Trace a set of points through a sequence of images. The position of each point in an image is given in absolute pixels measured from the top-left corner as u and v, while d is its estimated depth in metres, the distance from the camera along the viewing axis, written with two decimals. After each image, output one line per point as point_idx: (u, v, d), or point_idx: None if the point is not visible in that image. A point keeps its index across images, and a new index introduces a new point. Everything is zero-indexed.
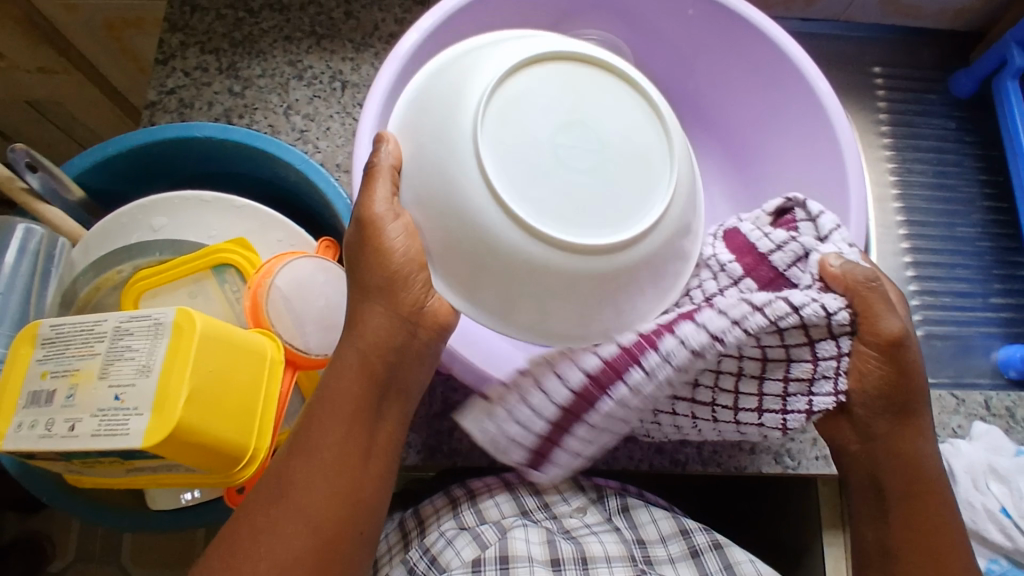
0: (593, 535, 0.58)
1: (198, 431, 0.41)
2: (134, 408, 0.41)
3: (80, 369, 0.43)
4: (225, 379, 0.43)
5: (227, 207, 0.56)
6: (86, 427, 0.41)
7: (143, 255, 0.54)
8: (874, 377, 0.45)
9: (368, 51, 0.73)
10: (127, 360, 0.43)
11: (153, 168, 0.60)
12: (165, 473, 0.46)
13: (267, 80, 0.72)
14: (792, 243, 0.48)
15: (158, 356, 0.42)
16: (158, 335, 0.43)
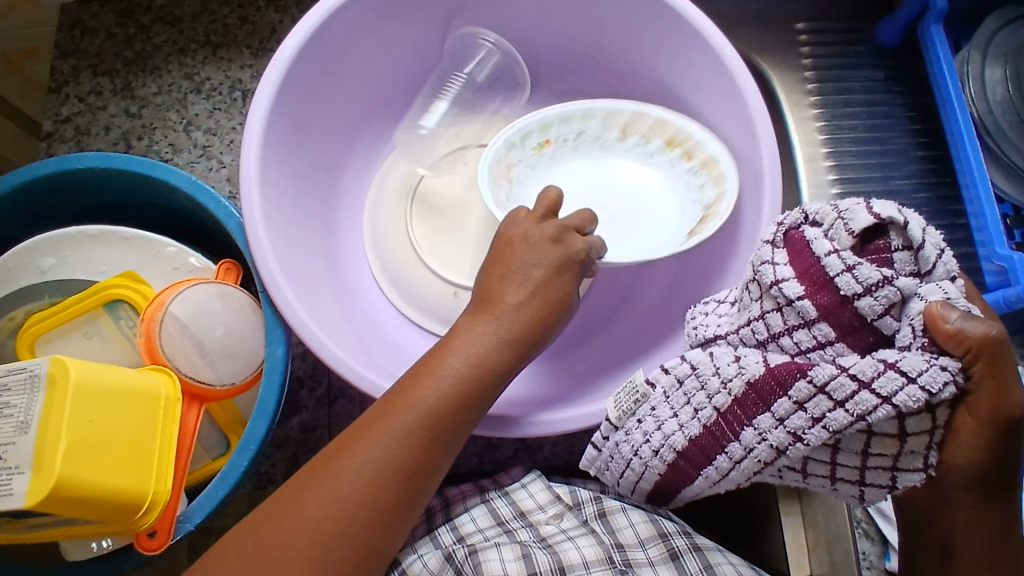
0: (569, 540, 0.54)
1: (82, 484, 0.40)
2: (15, 468, 0.39)
3: None
4: (111, 426, 0.42)
5: (116, 239, 0.53)
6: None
7: (33, 300, 0.52)
8: (975, 449, 0.39)
9: (267, 56, 0.70)
10: (5, 417, 0.40)
11: (42, 205, 0.58)
12: (67, 526, 0.44)
13: (164, 97, 0.69)
14: (872, 283, 0.37)
15: (36, 411, 0.40)
16: (36, 387, 0.41)
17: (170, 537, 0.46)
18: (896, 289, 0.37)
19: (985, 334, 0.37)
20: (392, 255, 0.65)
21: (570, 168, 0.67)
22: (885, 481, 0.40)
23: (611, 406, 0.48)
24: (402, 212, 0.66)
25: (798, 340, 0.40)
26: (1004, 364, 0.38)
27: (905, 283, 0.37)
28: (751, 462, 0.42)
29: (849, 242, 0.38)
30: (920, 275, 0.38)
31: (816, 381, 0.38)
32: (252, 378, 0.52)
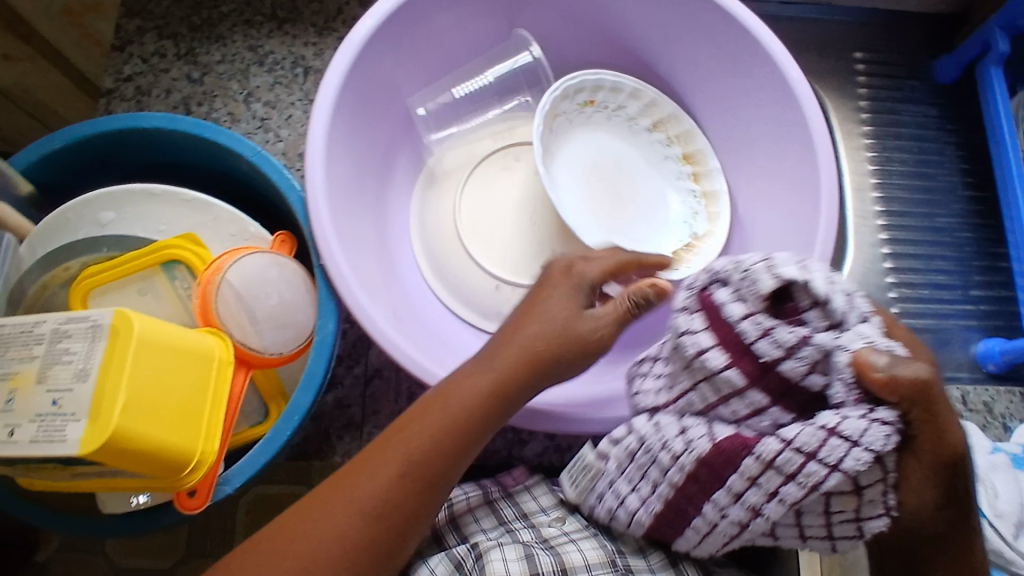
0: (572, 543, 0.52)
1: (135, 437, 0.39)
2: (72, 415, 0.39)
3: (19, 373, 0.41)
4: (164, 380, 0.42)
5: (176, 200, 0.53)
6: (24, 431, 0.40)
7: (90, 252, 0.52)
8: (932, 492, 0.39)
9: (331, 35, 0.71)
10: (65, 364, 0.40)
11: (103, 160, 0.58)
12: (106, 478, 0.44)
13: (227, 66, 0.70)
14: (800, 346, 0.39)
15: (95, 360, 0.40)
16: (97, 336, 0.41)
17: (206, 499, 0.46)
18: (813, 347, 0.39)
19: (913, 381, 0.37)
20: (438, 243, 0.64)
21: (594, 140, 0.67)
22: (852, 533, 0.41)
23: (571, 484, 0.54)
24: (452, 197, 0.65)
25: (734, 407, 0.42)
26: (941, 411, 0.38)
27: (823, 336, 0.39)
28: (726, 529, 0.44)
29: (754, 305, 0.39)
30: (835, 326, 0.39)
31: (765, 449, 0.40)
32: (298, 350, 0.53)
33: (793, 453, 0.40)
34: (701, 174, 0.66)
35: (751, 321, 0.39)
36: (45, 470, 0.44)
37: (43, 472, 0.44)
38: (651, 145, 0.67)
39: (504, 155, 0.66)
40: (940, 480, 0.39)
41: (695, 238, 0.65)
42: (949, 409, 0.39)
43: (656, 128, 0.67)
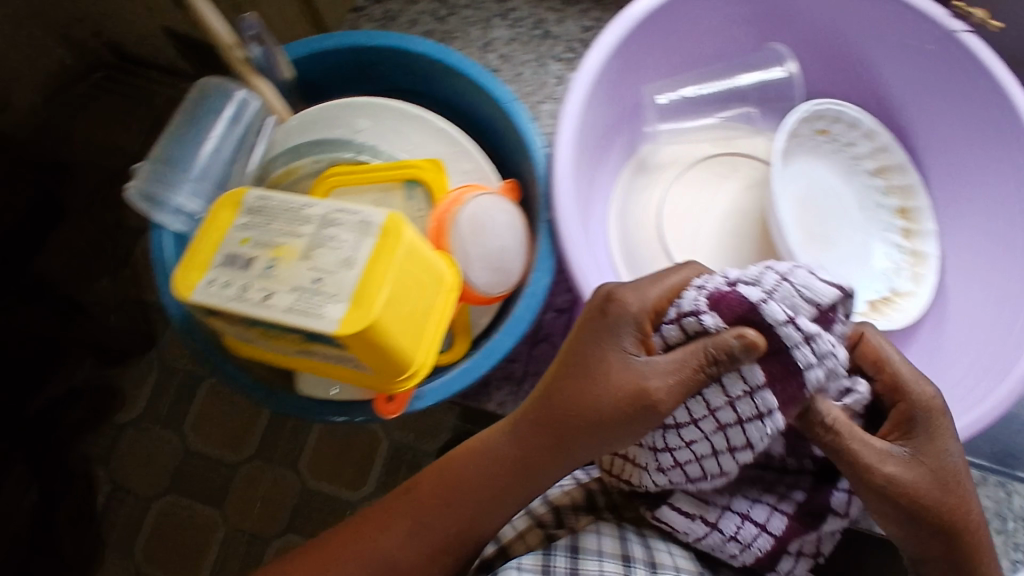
0: (663, 542, 0.51)
1: (384, 331, 0.42)
2: (333, 296, 0.41)
3: (283, 245, 0.44)
4: (411, 287, 0.44)
5: (427, 127, 0.56)
6: (283, 299, 0.42)
7: (339, 153, 0.55)
8: (885, 511, 0.44)
9: (575, 6, 0.71)
10: (332, 248, 0.43)
11: (358, 73, 0.61)
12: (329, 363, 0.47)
13: (472, 12, 0.71)
14: (825, 354, 0.42)
15: (363, 251, 0.42)
16: (367, 231, 0.43)
17: (403, 406, 0.49)
18: (837, 353, 0.43)
19: (827, 415, 0.43)
20: (638, 232, 0.64)
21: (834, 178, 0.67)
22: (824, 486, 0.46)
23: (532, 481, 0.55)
24: (662, 190, 0.66)
25: (743, 410, 0.42)
26: (845, 446, 0.43)
27: (840, 348, 0.43)
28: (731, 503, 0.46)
29: (808, 309, 0.43)
30: (840, 333, 0.46)
31: (758, 431, 0.42)
32: (501, 294, 0.54)
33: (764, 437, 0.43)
34: (913, 232, 0.66)
35: (796, 326, 0.41)
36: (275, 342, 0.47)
37: (273, 344, 0.47)
38: (868, 188, 0.67)
39: (721, 162, 0.66)
40: (895, 507, 0.43)
41: (894, 293, 0.64)
42: (856, 437, 0.44)
43: (879, 173, 0.67)
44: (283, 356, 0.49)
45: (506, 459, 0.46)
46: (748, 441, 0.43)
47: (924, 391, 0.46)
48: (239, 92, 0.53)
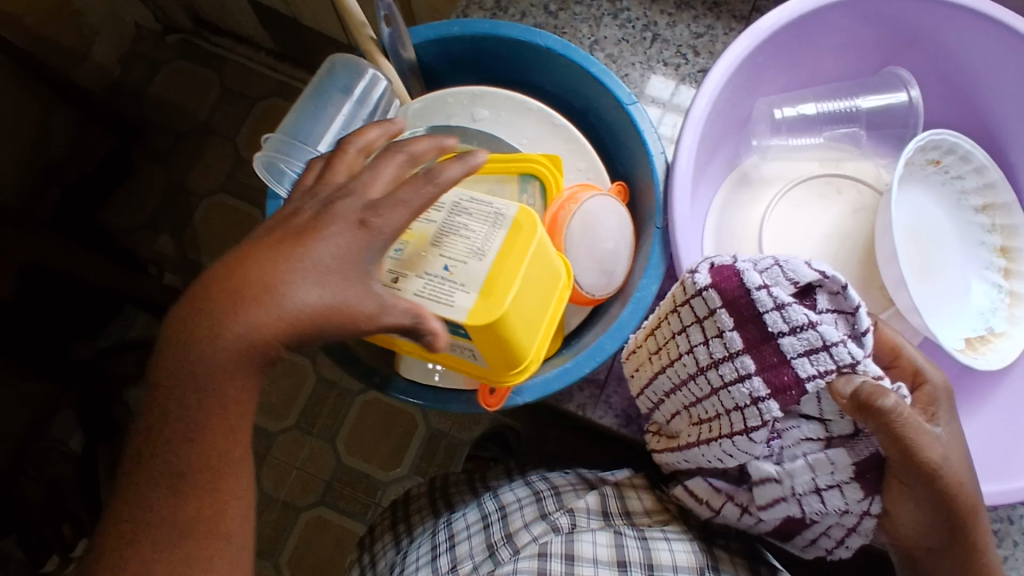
0: (666, 540, 0.54)
1: (506, 325, 0.42)
2: (462, 286, 0.41)
3: (412, 230, 0.44)
4: (535, 282, 0.44)
5: (546, 122, 0.56)
6: (415, 283, 0.42)
7: (458, 139, 0.55)
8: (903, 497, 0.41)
9: (688, 11, 0.70)
10: (463, 237, 0.43)
11: (476, 61, 0.61)
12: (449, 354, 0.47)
13: (583, 8, 0.71)
14: (801, 334, 0.40)
15: (494, 243, 0.42)
16: (498, 223, 0.43)
17: (504, 401, 0.50)
18: (818, 333, 0.40)
19: (891, 405, 0.38)
20: (734, 246, 0.63)
21: (931, 215, 0.66)
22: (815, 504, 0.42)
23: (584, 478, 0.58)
24: (764, 205, 0.65)
25: (722, 373, 0.43)
26: (909, 430, 0.38)
27: (830, 329, 0.40)
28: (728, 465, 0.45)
29: (789, 290, 0.41)
30: (857, 333, 0.41)
31: (738, 401, 0.43)
32: (604, 296, 0.55)
33: (749, 413, 0.42)
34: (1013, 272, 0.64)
35: (769, 292, 0.41)
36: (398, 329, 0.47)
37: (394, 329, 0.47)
38: (972, 224, 0.66)
39: (825, 182, 0.65)
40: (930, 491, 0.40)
41: (990, 333, 0.62)
42: (919, 427, 0.39)
43: (983, 209, 0.65)
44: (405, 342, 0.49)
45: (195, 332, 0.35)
46: (732, 409, 0.43)
47: (934, 377, 0.45)
48: (370, 70, 0.53)
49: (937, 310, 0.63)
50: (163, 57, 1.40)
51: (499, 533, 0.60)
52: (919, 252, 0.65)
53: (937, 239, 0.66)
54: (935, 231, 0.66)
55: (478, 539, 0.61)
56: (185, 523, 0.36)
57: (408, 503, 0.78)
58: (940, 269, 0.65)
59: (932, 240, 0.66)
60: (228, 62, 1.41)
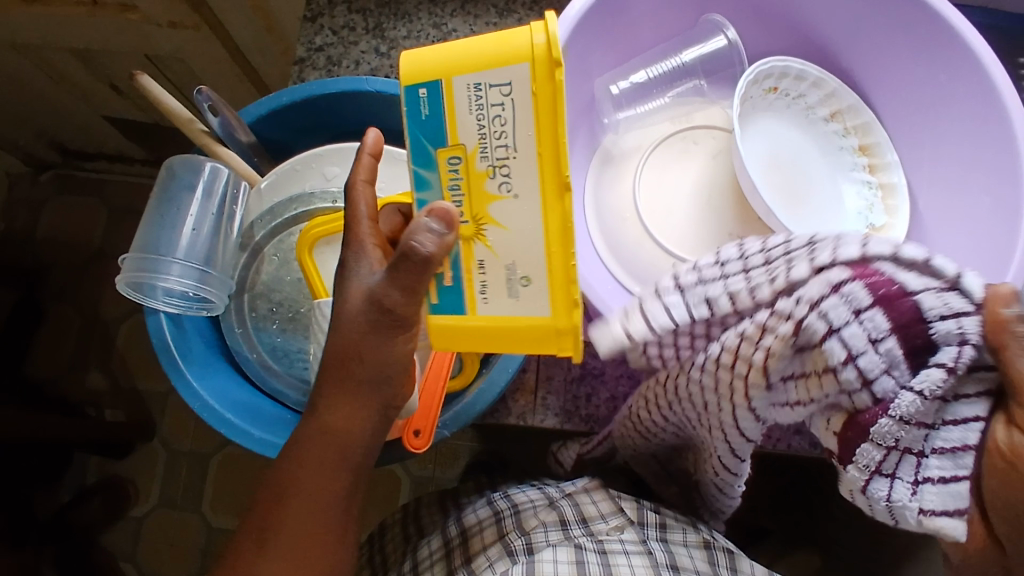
0: (624, 554, 0.55)
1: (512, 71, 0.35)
2: (507, 153, 0.36)
3: (465, 222, 0.38)
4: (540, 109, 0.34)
5: (398, 161, 0.57)
6: (517, 228, 0.37)
7: (319, 203, 0.55)
8: (998, 482, 0.35)
9: (511, 16, 0.73)
10: (482, 141, 0.36)
11: (318, 122, 0.61)
12: (563, 233, 0.36)
13: (412, 41, 0.73)
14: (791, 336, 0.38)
15: (462, 112, 0.36)
16: (492, 101, 0.35)
17: (430, 439, 0.50)
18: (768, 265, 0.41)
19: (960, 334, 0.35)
20: (618, 223, 0.65)
21: (793, 136, 0.69)
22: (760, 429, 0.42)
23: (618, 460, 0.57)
24: (631, 175, 0.67)
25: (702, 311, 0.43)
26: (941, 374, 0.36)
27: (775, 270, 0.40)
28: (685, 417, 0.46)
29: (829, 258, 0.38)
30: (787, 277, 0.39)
31: (749, 359, 0.40)
32: None
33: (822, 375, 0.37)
34: (877, 167, 0.67)
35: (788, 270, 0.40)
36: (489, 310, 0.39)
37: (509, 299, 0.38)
38: (827, 134, 0.69)
39: (682, 138, 0.68)
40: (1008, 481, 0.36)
41: (872, 230, 0.65)
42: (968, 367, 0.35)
43: (833, 117, 0.69)
44: (506, 341, 0.39)
45: (374, 384, 0.43)
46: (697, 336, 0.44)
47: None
48: (208, 163, 0.53)
49: (826, 223, 0.66)
50: (42, 198, 1.37)
51: (460, 557, 0.62)
52: (806, 175, 0.68)
53: (815, 158, 0.68)
54: (808, 151, 0.69)
55: (440, 566, 0.62)
56: (317, 539, 0.43)
57: (383, 534, 0.79)
58: (821, 184, 0.68)
59: (810, 160, 0.68)
60: (108, 184, 1.38)
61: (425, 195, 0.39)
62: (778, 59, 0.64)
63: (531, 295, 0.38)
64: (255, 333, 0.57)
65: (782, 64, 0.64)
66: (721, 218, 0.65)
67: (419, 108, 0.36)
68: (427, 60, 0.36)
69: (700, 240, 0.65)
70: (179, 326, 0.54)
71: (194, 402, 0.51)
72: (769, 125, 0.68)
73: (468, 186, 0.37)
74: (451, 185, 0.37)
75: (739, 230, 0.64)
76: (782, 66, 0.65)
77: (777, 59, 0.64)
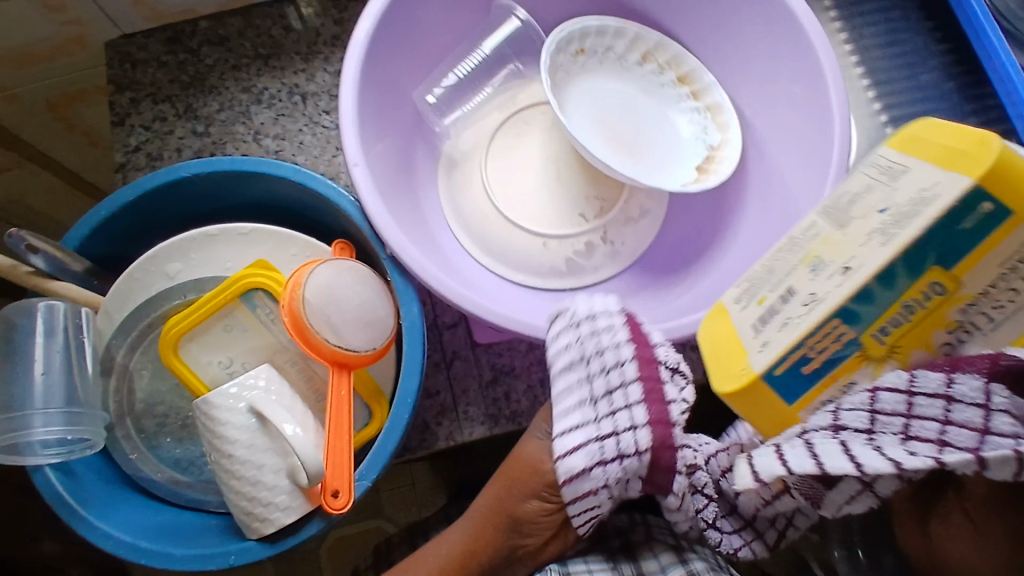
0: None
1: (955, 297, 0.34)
2: (821, 297, 0.36)
3: (814, 248, 0.38)
4: (951, 244, 0.32)
5: (235, 236, 0.55)
6: (824, 289, 0.36)
7: (167, 302, 0.54)
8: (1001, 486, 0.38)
9: (317, 58, 0.72)
10: (898, 224, 0.33)
11: (149, 223, 0.59)
12: (909, 338, 0.36)
13: (226, 112, 0.71)
14: (889, 394, 0.36)
15: (917, 222, 0.32)
16: (897, 161, 0.35)
17: (352, 494, 0.48)
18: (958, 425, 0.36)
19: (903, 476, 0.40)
20: (480, 222, 0.65)
21: (615, 86, 0.70)
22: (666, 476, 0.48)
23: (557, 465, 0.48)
24: (478, 172, 0.67)
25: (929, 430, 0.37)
26: None
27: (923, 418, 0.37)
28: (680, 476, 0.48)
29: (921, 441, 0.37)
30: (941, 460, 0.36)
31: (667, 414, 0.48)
32: (387, 341, 0.54)
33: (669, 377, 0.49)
34: (699, 91, 0.69)
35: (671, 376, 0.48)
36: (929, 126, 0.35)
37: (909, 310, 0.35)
38: (646, 77, 0.70)
39: (514, 122, 0.68)
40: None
41: (712, 149, 0.67)
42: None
43: (645, 59, 0.70)
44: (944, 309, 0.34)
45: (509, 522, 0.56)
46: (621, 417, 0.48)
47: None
48: (41, 303, 0.50)
49: (676, 155, 0.68)
50: None
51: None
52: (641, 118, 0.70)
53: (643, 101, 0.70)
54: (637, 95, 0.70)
55: None
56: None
57: None
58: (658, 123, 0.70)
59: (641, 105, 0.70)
60: None
61: (890, 290, 0.34)
62: (578, 22, 0.67)
63: (981, 268, 0.33)
64: (152, 453, 0.55)
65: (581, 22, 0.67)
66: (577, 184, 0.66)
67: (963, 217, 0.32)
68: (722, 350, 0.41)
69: (556, 212, 0.65)
70: (68, 473, 0.50)
71: (105, 541, 0.48)
72: (590, 83, 0.69)
73: (924, 317, 0.35)
74: (837, 343, 0.36)
75: (591, 189, 0.66)
76: (583, 24, 0.67)
77: (575, 23, 0.66)
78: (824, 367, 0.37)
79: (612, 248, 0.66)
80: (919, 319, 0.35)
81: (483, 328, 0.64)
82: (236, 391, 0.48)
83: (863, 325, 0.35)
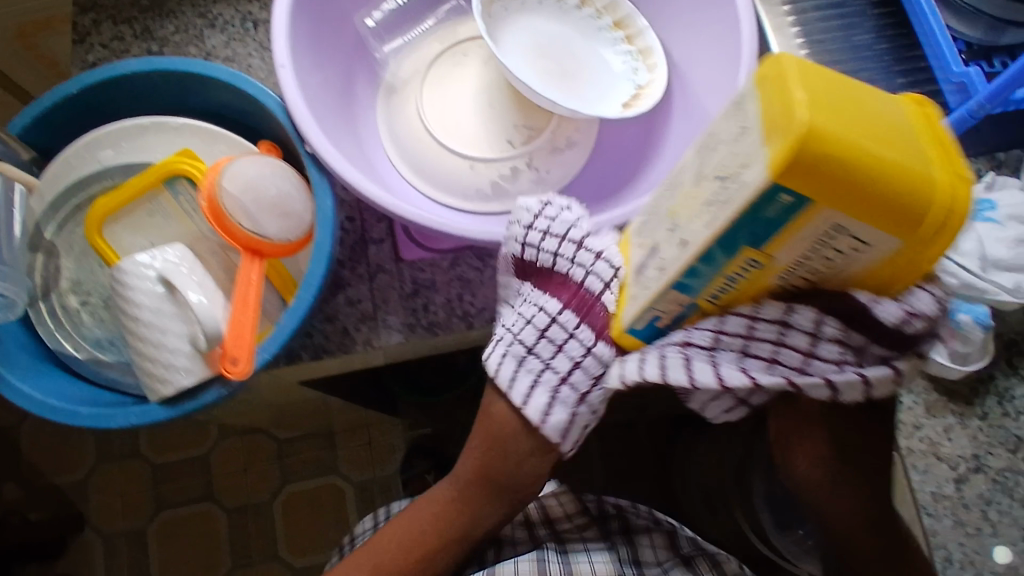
0: (585, 554, 0.69)
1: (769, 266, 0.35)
2: (663, 261, 0.38)
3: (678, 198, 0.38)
4: (759, 231, 0.33)
5: (166, 128, 0.58)
6: (669, 257, 0.38)
7: (98, 184, 0.58)
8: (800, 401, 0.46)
9: None
10: (704, 213, 0.35)
11: (90, 120, 0.62)
12: (733, 296, 0.38)
13: (182, 35, 0.75)
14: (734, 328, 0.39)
15: (721, 212, 0.33)
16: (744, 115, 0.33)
17: (251, 362, 0.50)
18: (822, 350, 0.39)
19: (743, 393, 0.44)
20: (412, 143, 0.68)
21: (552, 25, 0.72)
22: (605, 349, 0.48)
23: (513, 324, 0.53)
24: (413, 98, 0.69)
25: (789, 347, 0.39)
26: None
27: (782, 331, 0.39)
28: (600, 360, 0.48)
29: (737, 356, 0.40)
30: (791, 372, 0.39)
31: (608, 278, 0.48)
32: (302, 235, 0.56)
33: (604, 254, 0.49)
34: (634, 35, 0.71)
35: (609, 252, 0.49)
36: (794, 76, 0.30)
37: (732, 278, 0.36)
38: (583, 20, 0.72)
39: (450, 54, 0.70)
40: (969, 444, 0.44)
41: (640, 88, 0.68)
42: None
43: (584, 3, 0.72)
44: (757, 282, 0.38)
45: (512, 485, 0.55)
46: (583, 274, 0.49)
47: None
48: None
49: (607, 88, 0.69)
50: None
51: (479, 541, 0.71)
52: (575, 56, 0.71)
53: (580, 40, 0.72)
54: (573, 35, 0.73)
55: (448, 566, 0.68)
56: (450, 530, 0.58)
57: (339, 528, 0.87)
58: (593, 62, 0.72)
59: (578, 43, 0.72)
60: None
61: (708, 266, 0.36)
62: None
63: (787, 248, 0.34)
64: (75, 332, 0.57)
65: None
66: (508, 115, 0.68)
67: (770, 208, 0.31)
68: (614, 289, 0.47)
69: (486, 139, 0.68)
70: None
71: (16, 396, 0.51)
72: (527, 21, 0.72)
73: (748, 284, 0.37)
74: (679, 304, 0.40)
75: (521, 119, 0.68)
76: None
77: None
78: (674, 321, 0.41)
79: (537, 176, 0.68)
80: (745, 282, 0.37)
81: (409, 245, 0.66)
82: (149, 261, 0.51)
83: (688, 292, 0.38)
